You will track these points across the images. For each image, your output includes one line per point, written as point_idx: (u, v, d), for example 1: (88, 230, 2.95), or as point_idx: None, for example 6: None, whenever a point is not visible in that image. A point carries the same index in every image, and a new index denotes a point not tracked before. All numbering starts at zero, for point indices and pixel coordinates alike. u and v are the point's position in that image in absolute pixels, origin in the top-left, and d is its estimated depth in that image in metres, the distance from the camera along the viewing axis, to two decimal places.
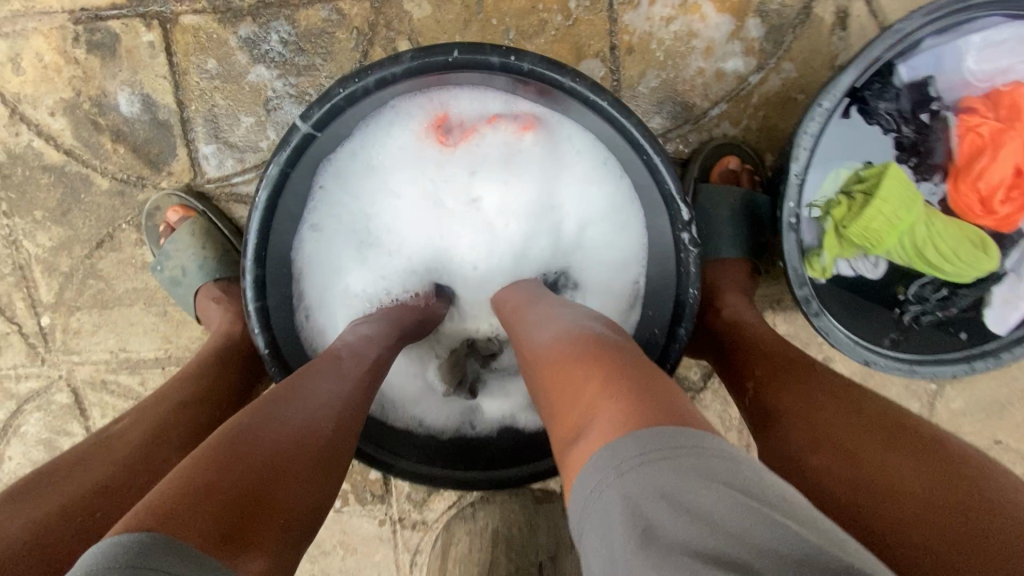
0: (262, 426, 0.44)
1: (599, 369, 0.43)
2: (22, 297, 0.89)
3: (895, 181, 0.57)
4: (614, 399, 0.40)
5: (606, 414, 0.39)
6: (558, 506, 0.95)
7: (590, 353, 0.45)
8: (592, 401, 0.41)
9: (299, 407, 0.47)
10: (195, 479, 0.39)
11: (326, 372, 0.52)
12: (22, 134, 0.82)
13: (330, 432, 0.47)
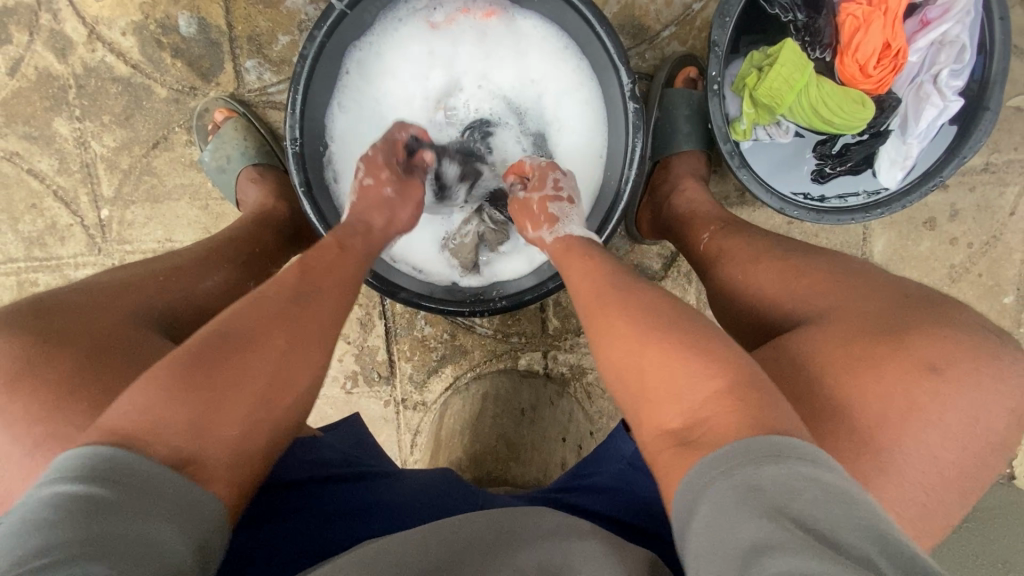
0: (247, 361, 0.50)
1: (672, 352, 0.50)
2: (86, 192, 1.04)
3: (791, 50, 0.74)
4: (699, 382, 0.48)
5: (690, 389, 0.48)
6: (540, 383, 1.10)
7: (668, 334, 0.52)
8: (664, 383, 0.49)
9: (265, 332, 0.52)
10: (179, 399, 0.46)
11: (297, 303, 0.56)
12: (98, 51, 0.99)
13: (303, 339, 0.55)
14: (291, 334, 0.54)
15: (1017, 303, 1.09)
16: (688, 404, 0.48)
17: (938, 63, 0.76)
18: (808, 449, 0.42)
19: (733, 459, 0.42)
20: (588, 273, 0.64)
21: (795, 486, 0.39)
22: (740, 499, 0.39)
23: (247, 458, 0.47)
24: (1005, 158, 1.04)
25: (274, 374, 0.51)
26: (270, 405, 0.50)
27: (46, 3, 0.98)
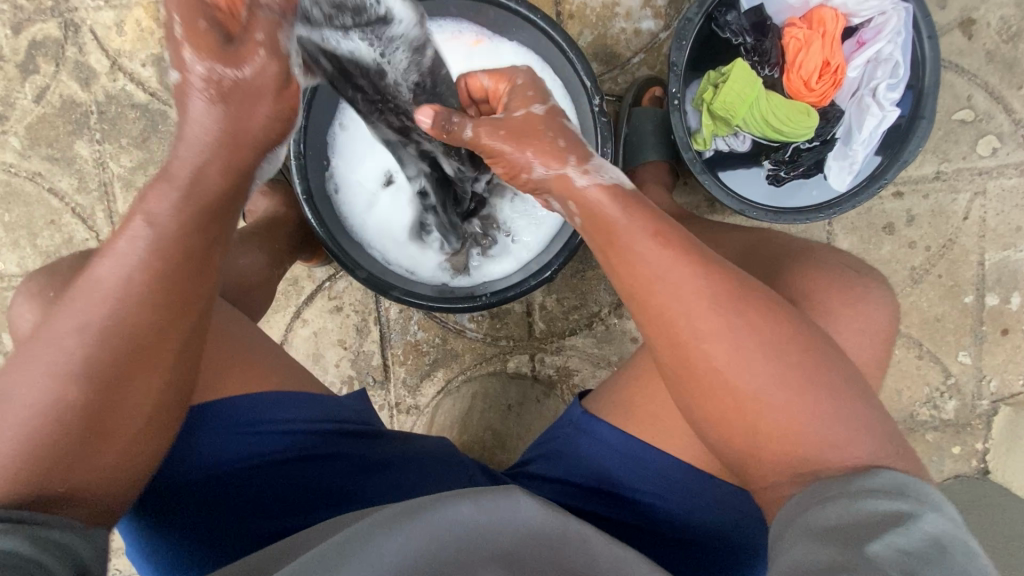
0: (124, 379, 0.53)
1: (818, 399, 0.56)
2: (101, 208, 1.12)
3: (741, 68, 0.83)
4: (821, 430, 0.55)
5: (837, 442, 0.55)
6: (527, 383, 1.16)
7: (794, 372, 0.56)
8: (790, 424, 0.55)
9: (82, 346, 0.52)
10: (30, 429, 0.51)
11: (113, 298, 0.53)
12: (119, 80, 1.09)
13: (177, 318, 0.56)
14: (109, 345, 0.53)
15: (977, 303, 1.16)
16: (813, 447, 0.55)
17: (875, 79, 0.85)
18: (928, 496, 0.51)
19: (819, 493, 0.53)
20: (687, 283, 0.57)
21: (903, 523, 0.48)
22: (840, 524, 0.49)
23: (115, 480, 0.54)
24: (955, 167, 1.12)
25: (109, 396, 0.53)
26: (110, 433, 0.53)
27: (73, 38, 1.08)
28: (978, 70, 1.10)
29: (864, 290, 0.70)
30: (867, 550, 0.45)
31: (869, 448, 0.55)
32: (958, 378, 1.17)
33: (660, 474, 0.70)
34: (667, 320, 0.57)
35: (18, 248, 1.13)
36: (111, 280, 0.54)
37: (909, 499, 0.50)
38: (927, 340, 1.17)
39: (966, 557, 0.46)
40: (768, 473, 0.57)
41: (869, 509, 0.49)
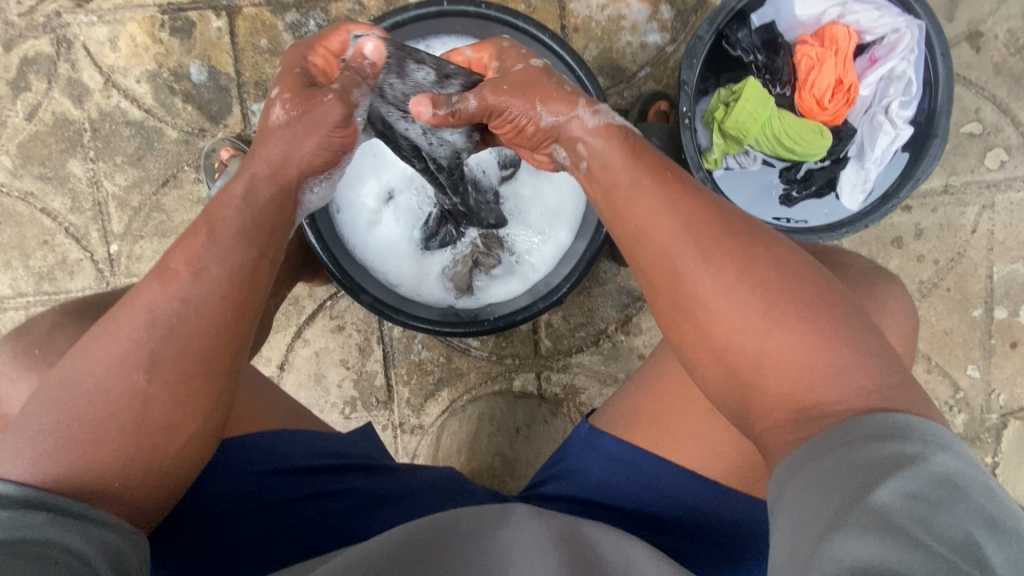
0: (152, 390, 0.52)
1: (810, 329, 0.51)
2: (96, 228, 1.09)
3: (753, 87, 0.81)
4: (821, 360, 0.50)
5: (844, 372, 0.50)
6: (534, 404, 1.13)
7: (787, 304, 0.51)
8: (801, 376, 0.50)
9: (129, 358, 0.52)
10: (72, 432, 0.51)
11: (158, 323, 0.53)
12: (113, 97, 1.06)
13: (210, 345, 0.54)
14: (153, 372, 0.52)
15: (985, 316, 1.15)
16: (817, 382, 0.50)
17: (888, 96, 0.84)
18: (936, 434, 0.46)
19: (821, 440, 0.47)
20: (675, 224, 0.55)
21: (909, 467, 0.43)
22: (842, 467, 0.45)
23: (157, 470, 0.53)
24: (963, 180, 1.11)
25: (145, 407, 0.52)
26: (141, 438, 0.52)
27: (66, 54, 1.05)
28: (985, 83, 1.09)
29: (882, 305, 0.66)
30: (868, 501, 0.42)
31: (866, 383, 0.49)
32: (967, 392, 1.17)
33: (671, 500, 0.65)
34: (660, 267, 0.55)
35: (10, 269, 1.10)
36: (156, 302, 0.53)
37: (920, 441, 0.45)
38: (935, 354, 1.16)
39: (982, 497, 0.41)
40: (770, 415, 0.51)
41: (875, 452, 0.45)
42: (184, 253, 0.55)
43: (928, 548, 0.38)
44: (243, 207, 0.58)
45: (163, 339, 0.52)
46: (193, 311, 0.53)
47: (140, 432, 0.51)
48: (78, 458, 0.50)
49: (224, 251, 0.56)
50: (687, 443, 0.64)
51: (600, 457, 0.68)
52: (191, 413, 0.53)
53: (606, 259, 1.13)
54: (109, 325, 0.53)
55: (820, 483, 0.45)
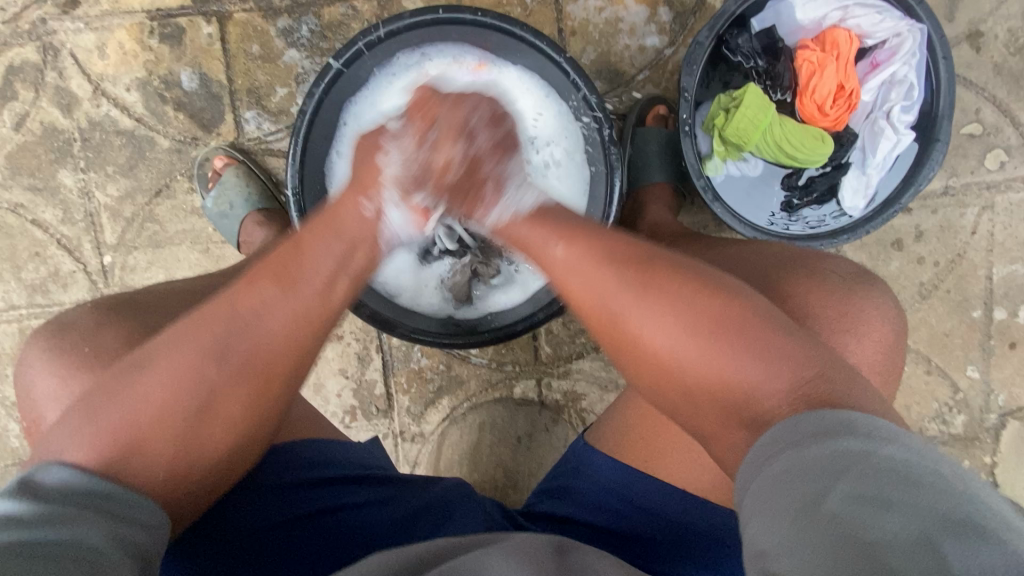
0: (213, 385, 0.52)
1: (728, 340, 0.50)
2: (88, 239, 1.07)
3: (754, 93, 0.80)
4: (738, 368, 0.50)
5: (762, 378, 0.49)
6: (535, 411, 1.13)
7: (700, 320, 0.52)
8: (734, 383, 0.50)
9: (202, 350, 0.52)
10: (127, 418, 0.50)
11: (234, 321, 0.54)
12: (102, 106, 1.04)
13: (288, 358, 0.55)
14: (222, 366, 0.52)
15: (985, 317, 1.15)
16: (740, 389, 0.49)
17: (889, 101, 0.83)
18: (875, 426, 0.44)
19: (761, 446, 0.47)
20: (587, 260, 0.58)
21: (859, 466, 0.42)
22: (790, 473, 0.43)
23: (206, 464, 0.52)
24: (963, 181, 1.11)
25: (210, 400, 0.52)
26: (197, 430, 0.51)
27: (53, 63, 1.03)
28: (985, 83, 1.08)
29: (863, 309, 0.63)
30: (826, 509, 0.40)
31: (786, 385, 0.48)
32: (966, 393, 1.17)
33: (670, 512, 0.64)
34: (579, 294, 0.58)
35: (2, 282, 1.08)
36: (239, 300, 0.55)
37: (862, 434, 0.44)
38: (935, 355, 1.16)
39: (934, 495, 0.39)
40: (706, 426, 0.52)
41: (821, 454, 0.43)
42: (274, 264, 0.57)
43: (891, 558, 0.36)
44: (333, 227, 0.62)
45: (238, 335, 0.53)
46: (269, 314, 0.55)
47: (199, 426, 0.51)
48: (137, 449, 0.50)
49: (314, 262, 0.59)
50: (679, 454, 0.64)
51: (596, 470, 0.68)
52: (257, 412, 0.54)
53: None
54: (198, 321, 0.54)
55: (773, 491, 0.43)
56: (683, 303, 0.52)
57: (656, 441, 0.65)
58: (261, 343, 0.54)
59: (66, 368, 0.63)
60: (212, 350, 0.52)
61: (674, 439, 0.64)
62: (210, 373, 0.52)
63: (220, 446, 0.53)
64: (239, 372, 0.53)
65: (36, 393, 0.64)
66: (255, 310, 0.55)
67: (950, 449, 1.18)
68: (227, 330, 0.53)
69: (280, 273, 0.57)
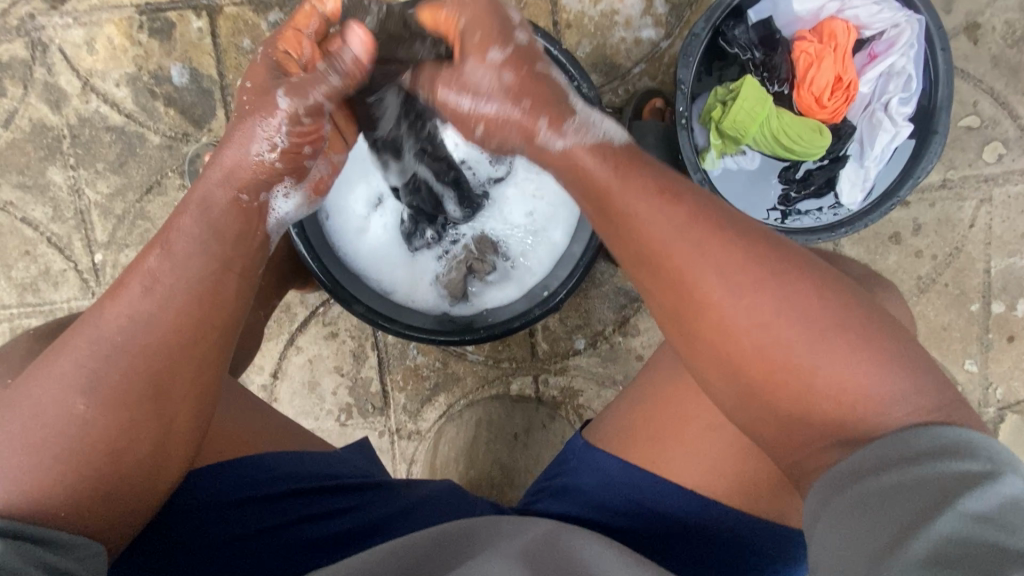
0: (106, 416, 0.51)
1: (834, 345, 0.48)
2: (79, 237, 1.06)
3: (751, 85, 0.79)
4: (838, 377, 0.48)
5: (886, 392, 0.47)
6: (532, 408, 1.12)
7: (806, 322, 0.49)
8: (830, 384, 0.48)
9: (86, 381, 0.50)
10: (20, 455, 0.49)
11: (108, 345, 0.52)
12: (92, 102, 1.03)
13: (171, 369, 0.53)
14: (90, 398, 0.50)
15: (983, 310, 1.15)
16: (861, 405, 0.48)
17: (887, 93, 0.82)
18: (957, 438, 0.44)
19: (869, 456, 0.46)
20: (695, 236, 0.51)
21: (978, 487, 0.40)
22: (876, 495, 0.43)
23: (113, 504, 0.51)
24: (961, 174, 1.10)
25: (91, 433, 0.50)
26: (93, 462, 0.50)
27: (41, 59, 1.02)
28: (983, 75, 1.08)
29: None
30: (924, 528, 0.39)
31: (894, 398, 0.47)
32: (964, 386, 1.17)
33: (669, 510, 0.63)
34: (667, 270, 0.52)
35: None
36: (109, 320, 0.52)
37: (985, 458, 0.42)
38: (933, 349, 1.16)
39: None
40: (765, 429, 0.52)
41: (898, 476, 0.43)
42: (146, 275, 0.54)
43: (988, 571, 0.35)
44: (209, 220, 0.58)
45: (116, 351, 0.52)
46: (147, 330, 0.53)
47: (83, 452, 0.50)
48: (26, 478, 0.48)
49: (188, 268, 0.55)
50: (677, 450, 0.63)
51: (594, 470, 0.66)
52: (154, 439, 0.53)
53: (602, 259, 1.12)
54: (81, 334, 0.52)
55: (869, 510, 0.43)
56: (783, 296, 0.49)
57: (651, 437, 0.64)
58: (145, 363, 0.52)
59: None
60: (93, 378, 0.51)
61: (671, 437, 0.63)
62: (87, 404, 0.50)
63: (127, 474, 0.52)
64: (127, 397, 0.51)
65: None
66: (125, 328, 0.52)
67: None
68: (104, 355, 0.51)
69: (151, 279, 0.54)
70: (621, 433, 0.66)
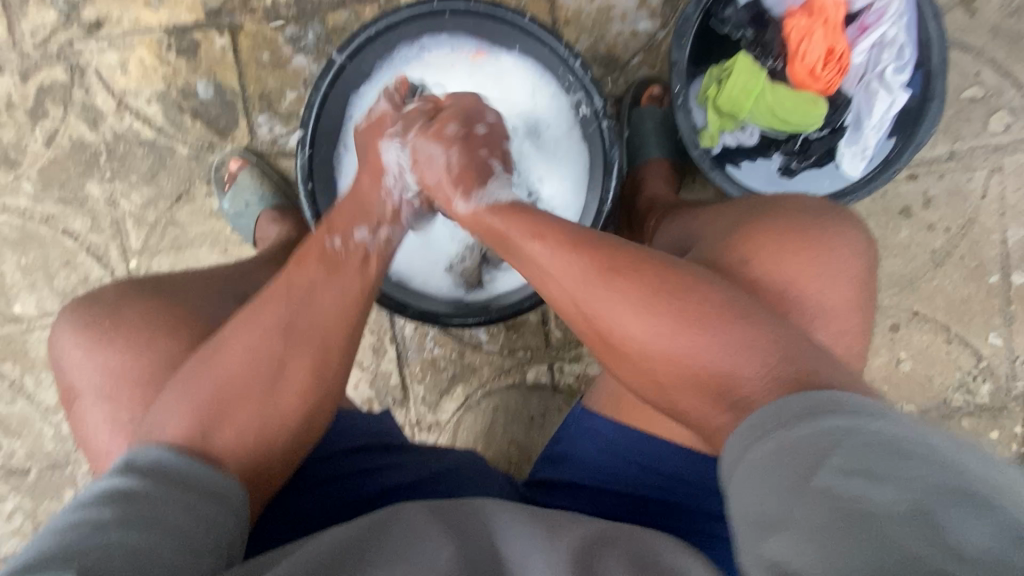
0: (283, 374, 0.58)
1: (721, 342, 0.53)
2: (115, 246, 1.13)
3: (744, 60, 0.83)
4: (716, 359, 0.53)
5: (739, 363, 0.53)
6: (549, 394, 1.14)
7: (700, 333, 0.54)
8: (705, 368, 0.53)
9: (256, 342, 0.59)
10: (196, 402, 0.56)
11: (290, 313, 0.60)
12: (125, 118, 1.11)
13: (331, 324, 0.62)
14: (284, 345, 0.59)
15: (1003, 281, 1.13)
16: (722, 373, 0.53)
17: (881, 62, 0.84)
18: (861, 404, 0.47)
19: (754, 426, 0.49)
20: (589, 290, 0.58)
21: (841, 441, 0.44)
22: (775, 469, 0.45)
23: (256, 463, 0.56)
24: (968, 145, 1.10)
25: (266, 386, 0.58)
26: (266, 400, 0.57)
27: (80, 81, 1.10)
28: (983, 46, 1.08)
29: (829, 247, 0.64)
30: (831, 494, 0.42)
31: (750, 373, 0.52)
32: (989, 360, 1.14)
33: (679, 469, 0.66)
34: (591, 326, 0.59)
35: (36, 290, 1.14)
36: (294, 279, 0.63)
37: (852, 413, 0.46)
38: (955, 323, 1.14)
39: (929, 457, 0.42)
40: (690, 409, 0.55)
41: (798, 440, 0.45)
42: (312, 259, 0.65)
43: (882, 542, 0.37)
44: (362, 205, 0.72)
45: (299, 307, 0.61)
46: (330, 295, 0.63)
47: (271, 399, 0.57)
48: (196, 423, 0.55)
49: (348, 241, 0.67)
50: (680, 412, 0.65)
51: (594, 432, 0.71)
52: (309, 388, 0.59)
53: None
54: (254, 310, 0.61)
55: (754, 486, 0.45)
56: (657, 281, 0.57)
57: None
58: (298, 321, 0.60)
59: (112, 345, 0.66)
60: (275, 334, 0.59)
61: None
62: (275, 347, 0.59)
63: (284, 421, 0.58)
64: (302, 351, 0.59)
65: (66, 366, 0.68)
66: (304, 286, 0.62)
67: (978, 419, 1.14)
68: (280, 318, 0.60)
69: (323, 255, 0.65)
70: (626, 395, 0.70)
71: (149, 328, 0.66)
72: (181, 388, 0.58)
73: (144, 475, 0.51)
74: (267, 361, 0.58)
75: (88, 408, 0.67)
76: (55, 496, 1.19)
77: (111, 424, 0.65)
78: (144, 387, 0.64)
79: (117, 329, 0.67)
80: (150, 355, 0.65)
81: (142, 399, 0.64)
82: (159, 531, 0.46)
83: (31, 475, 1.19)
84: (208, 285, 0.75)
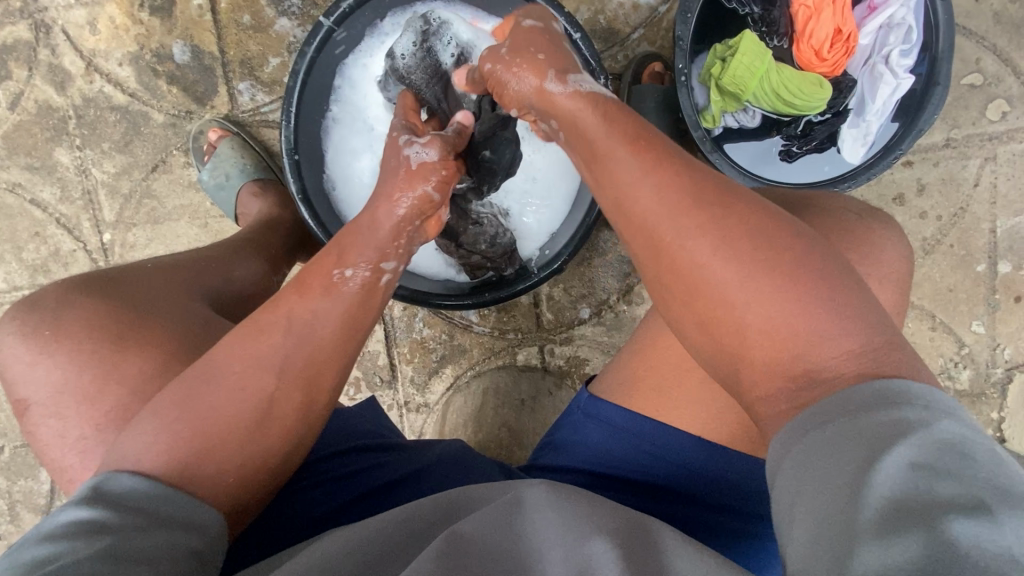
0: (278, 404, 0.56)
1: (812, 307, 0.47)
2: (87, 218, 1.07)
3: (750, 38, 0.80)
4: (813, 324, 0.46)
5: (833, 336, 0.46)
6: (539, 376, 1.13)
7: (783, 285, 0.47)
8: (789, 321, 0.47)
9: (252, 371, 0.55)
10: (183, 436, 0.53)
11: (293, 345, 0.57)
12: (95, 81, 1.04)
13: (330, 355, 0.59)
14: (282, 378, 0.56)
15: (990, 271, 1.14)
16: (808, 346, 0.46)
17: (888, 45, 0.81)
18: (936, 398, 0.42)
19: (867, 398, 0.43)
20: (678, 221, 0.50)
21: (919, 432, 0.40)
22: (839, 440, 0.42)
23: (240, 496, 0.54)
24: (965, 133, 1.10)
25: (264, 414, 0.55)
26: (260, 430, 0.55)
27: (45, 40, 1.03)
28: (985, 31, 1.07)
29: (873, 245, 0.62)
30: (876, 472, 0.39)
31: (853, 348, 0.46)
32: (971, 348, 1.15)
33: (679, 461, 0.66)
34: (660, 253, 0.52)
35: (3, 263, 1.08)
36: (298, 307, 0.59)
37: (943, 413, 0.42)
38: (940, 311, 1.15)
39: (990, 463, 0.38)
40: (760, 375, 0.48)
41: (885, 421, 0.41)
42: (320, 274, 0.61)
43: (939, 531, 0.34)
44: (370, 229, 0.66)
45: (297, 347, 0.57)
46: (324, 322, 0.59)
47: (264, 428, 0.55)
48: (181, 459, 0.52)
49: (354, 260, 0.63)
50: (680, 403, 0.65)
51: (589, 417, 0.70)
52: (306, 415, 0.57)
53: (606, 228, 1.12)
54: (246, 336, 0.57)
55: (819, 463, 0.42)
56: (760, 236, 0.49)
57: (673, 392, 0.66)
58: (302, 350, 0.57)
59: (66, 351, 0.63)
60: (273, 369, 0.56)
61: (679, 395, 0.65)
62: (272, 382, 0.56)
63: (270, 453, 0.55)
64: (302, 381, 0.57)
65: (13, 378, 0.65)
66: (308, 321, 0.59)
67: None
68: (280, 354, 0.57)
69: (327, 285, 0.61)
70: (629, 388, 0.69)
71: (108, 335, 0.63)
72: (163, 414, 0.54)
73: (108, 503, 0.48)
74: (266, 390, 0.55)
75: (40, 420, 0.63)
76: (30, 475, 1.15)
77: (68, 430, 0.62)
78: (104, 395, 0.61)
79: (71, 335, 0.63)
80: (107, 364, 0.62)
81: (99, 408, 0.61)
82: (135, 557, 0.44)
83: (4, 453, 1.15)
84: (171, 282, 0.72)
